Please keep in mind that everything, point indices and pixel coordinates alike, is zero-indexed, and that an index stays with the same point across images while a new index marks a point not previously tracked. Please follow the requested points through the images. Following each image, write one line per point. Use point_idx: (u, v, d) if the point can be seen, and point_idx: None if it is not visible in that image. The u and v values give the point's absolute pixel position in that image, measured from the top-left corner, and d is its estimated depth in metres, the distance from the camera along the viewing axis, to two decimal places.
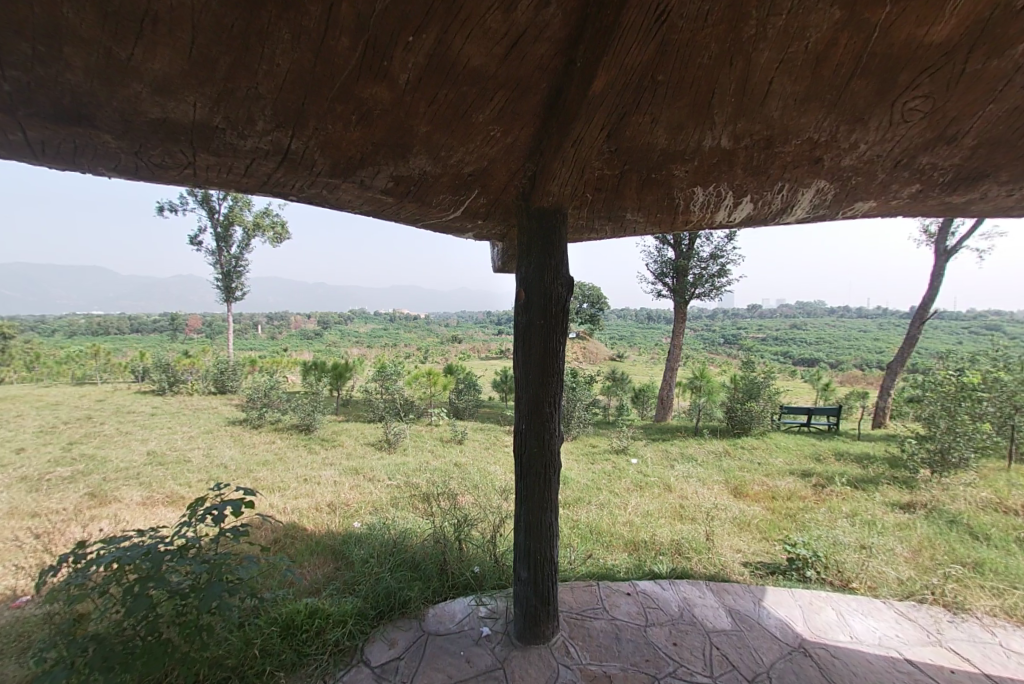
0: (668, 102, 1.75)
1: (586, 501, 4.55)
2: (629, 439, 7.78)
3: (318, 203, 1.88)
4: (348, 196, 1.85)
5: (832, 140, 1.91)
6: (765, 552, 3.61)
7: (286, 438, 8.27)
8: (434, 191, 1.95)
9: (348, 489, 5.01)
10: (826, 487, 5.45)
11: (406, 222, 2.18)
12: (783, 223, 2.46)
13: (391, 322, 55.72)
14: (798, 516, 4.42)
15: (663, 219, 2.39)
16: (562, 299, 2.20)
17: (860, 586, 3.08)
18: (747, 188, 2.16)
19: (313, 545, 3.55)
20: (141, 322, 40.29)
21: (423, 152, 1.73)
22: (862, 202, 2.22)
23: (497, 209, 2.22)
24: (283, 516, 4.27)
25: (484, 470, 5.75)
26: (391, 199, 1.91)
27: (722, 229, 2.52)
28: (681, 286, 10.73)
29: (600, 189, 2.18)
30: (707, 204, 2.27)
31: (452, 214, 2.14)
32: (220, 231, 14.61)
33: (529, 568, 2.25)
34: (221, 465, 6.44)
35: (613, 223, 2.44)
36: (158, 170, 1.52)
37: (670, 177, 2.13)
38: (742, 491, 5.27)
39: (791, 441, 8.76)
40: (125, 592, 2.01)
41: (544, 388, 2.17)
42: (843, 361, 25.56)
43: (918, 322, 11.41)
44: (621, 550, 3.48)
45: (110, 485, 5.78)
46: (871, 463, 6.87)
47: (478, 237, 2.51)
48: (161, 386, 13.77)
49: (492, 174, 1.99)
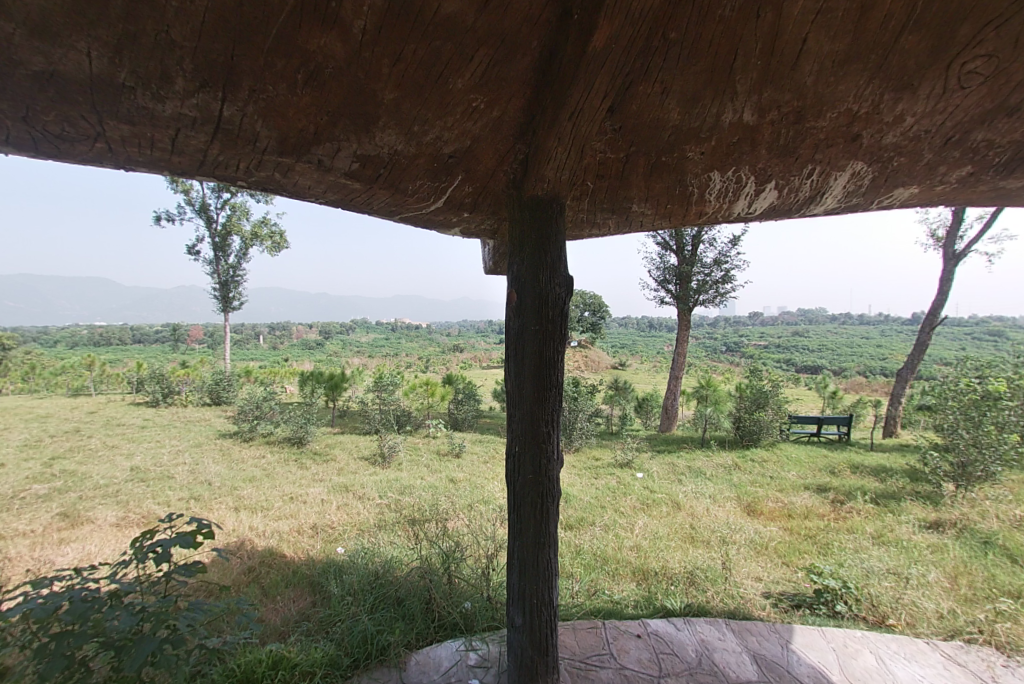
0: (682, 65, 1.47)
1: (589, 522, 4.22)
2: (635, 451, 7.43)
3: (271, 189, 1.60)
4: (306, 182, 1.56)
5: (873, 111, 1.63)
6: (787, 581, 3.29)
7: (277, 451, 7.97)
8: (411, 177, 1.66)
9: (335, 509, 4.69)
10: (845, 503, 5.12)
11: (380, 214, 1.88)
12: (809, 215, 2.18)
13: (393, 331, 55.39)
14: (819, 538, 4.08)
15: (675, 211, 2.11)
16: (560, 302, 1.91)
17: (899, 623, 2.74)
18: (772, 173, 1.87)
19: (289, 576, 3.23)
20: (142, 333, 39.94)
21: (391, 127, 1.44)
22: (902, 188, 1.94)
23: (485, 200, 1.92)
24: (261, 541, 3.95)
25: (481, 487, 5.42)
26: (358, 186, 1.63)
27: (740, 222, 2.23)
28: (685, 293, 10.45)
29: (602, 175, 1.89)
30: (725, 192, 1.98)
31: (433, 204, 1.85)
32: (218, 240, 14.40)
33: (524, 614, 1.94)
34: (205, 482, 6.11)
35: (618, 216, 2.15)
36: (64, 146, 1.26)
37: (683, 162, 1.85)
38: (756, 509, 4.93)
39: (803, 452, 8.41)
40: (43, 647, 1.72)
41: (540, 405, 1.86)
42: (847, 368, 25.26)
43: (928, 327, 11.10)
44: (629, 581, 3.15)
45: (85, 504, 5.46)
46: (889, 476, 6.52)
47: (465, 233, 2.23)
48: (155, 397, 13.48)
49: (478, 157, 1.69)
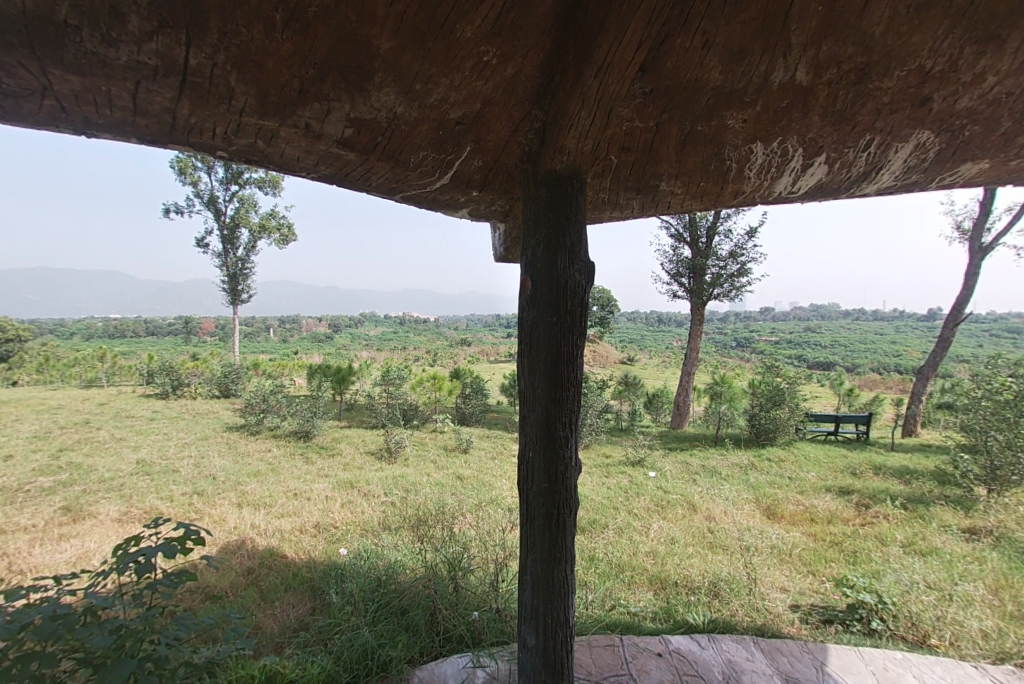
0: (729, 11, 1.25)
1: (603, 525, 4.03)
2: (647, 449, 7.21)
3: (256, 161, 1.41)
4: (293, 151, 1.37)
5: (948, 69, 1.41)
6: (815, 593, 3.08)
7: (282, 445, 7.86)
8: (413, 147, 1.46)
9: (338, 507, 4.54)
10: (870, 507, 4.87)
11: (380, 190, 1.68)
12: (857, 195, 1.96)
13: (402, 325, 55.37)
14: (846, 545, 3.85)
15: (708, 190, 1.89)
16: (580, 290, 1.69)
17: (942, 644, 2.52)
18: (823, 144, 1.66)
19: (289, 579, 3.07)
20: (155, 325, 40.25)
21: (388, 85, 1.24)
22: (970, 162, 1.73)
23: (497, 177, 1.72)
24: (262, 540, 3.80)
25: (489, 485, 5.25)
26: (353, 155, 1.43)
27: (780, 203, 2.01)
28: (699, 286, 10.16)
29: (628, 148, 1.68)
30: (767, 168, 1.77)
31: (438, 180, 1.65)
32: (226, 232, 14.33)
33: (537, 635, 1.74)
34: (209, 476, 6.00)
35: (643, 197, 1.95)
36: (6, 104, 1.08)
37: (721, 132, 1.63)
38: (776, 512, 4.71)
39: (821, 452, 8.13)
40: (11, 669, 1.55)
41: (557, 405, 1.66)
42: (861, 365, 24.81)
43: (952, 323, 10.72)
44: (646, 590, 2.97)
45: (87, 498, 5.36)
46: (915, 479, 6.24)
47: (473, 216, 2.03)
48: (165, 389, 13.48)
49: (489, 125, 1.48)
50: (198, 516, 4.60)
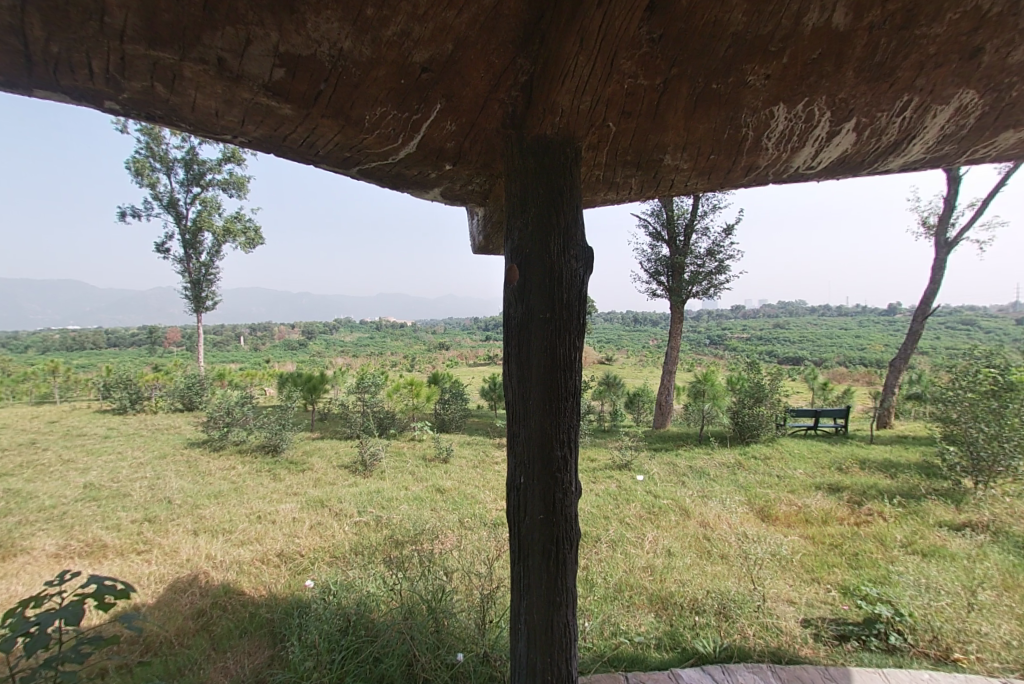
0: None
1: (594, 538, 3.75)
2: (633, 451, 6.97)
3: (162, 115, 1.15)
4: (207, 101, 1.10)
5: (1009, 12, 1.17)
6: (823, 603, 2.87)
7: (248, 461, 7.36)
8: (367, 101, 1.18)
9: (307, 530, 4.15)
10: (864, 505, 4.74)
11: (332, 163, 1.40)
12: (880, 171, 1.73)
13: (377, 330, 54.44)
14: (846, 548, 3.67)
15: (719, 164, 1.63)
16: (577, 281, 1.41)
17: (966, 658, 2.32)
18: (853, 108, 1.42)
19: (245, 623, 2.75)
20: (118, 335, 38.70)
21: (328, 6, 0.98)
22: (1009, 130, 1.51)
23: (475, 147, 1.44)
24: (218, 575, 3.41)
25: (471, 499, 4.92)
26: (288, 108, 1.15)
27: (794, 181, 1.78)
28: (678, 284, 10.03)
29: (630, 112, 1.41)
30: (787, 137, 1.52)
31: (402, 149, 1.37)
32: (188, 237, 13.63)
33: None
34: (164, 500, 5.49)
35: (643, 173, 1.68)
36: None
37: (739, 91, 1.37)
38: (770, 513, 4.54)
39: (804, 447, 8.04)
40: None
41: (553, 419, 1.36)
42: (829, 359, 25.38)
43: (923, 315, 10.85)
44: (647, 612, 2.72)
45: (22, 531, 4.81)
46: (900, 472, 6.17)
47: (448, 199, 1.76)
48: (122, 404, 12.68)
49: (464, 79, 1.21)
50: (147, 548, 4.15)
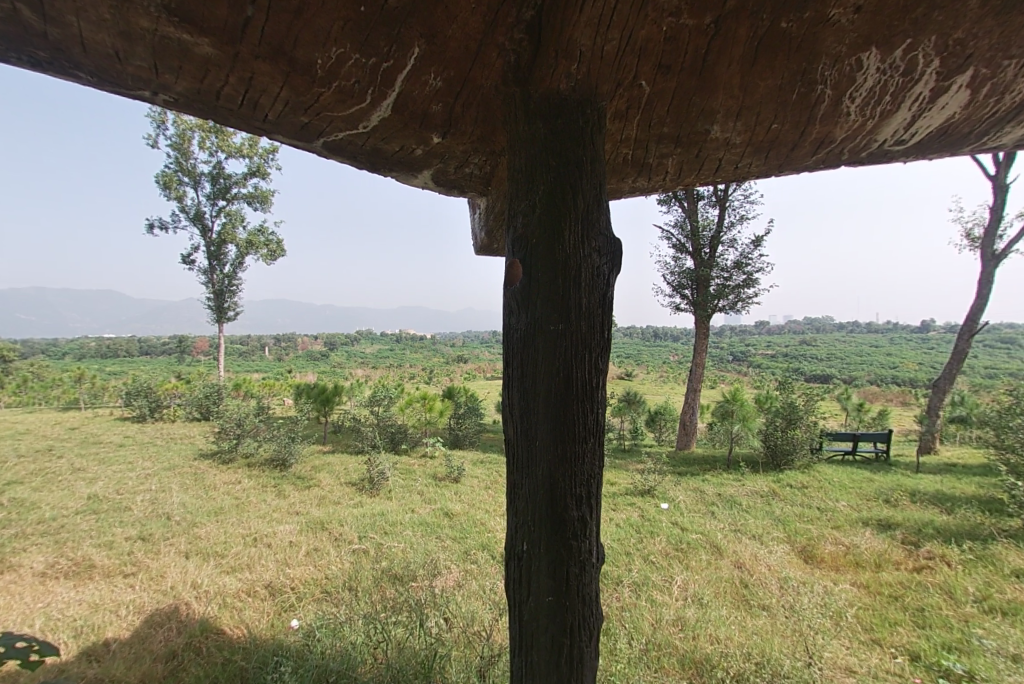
0: None
1: (615, 581, 3.34)
2: (657, 475, 6.50)
3: (48, 59, 0.91)
4: (97, 34, 0.86)
5: None
6: (892, 675, 2.41)
7: (255, 475, 7.13)
8: (314, 35, 0.91)
9: (302, 558, 3.85)
10: (922, 546, 4.20)
11: (286, 132, 1.14)
12: (989, 145, 1.35)
13: (399, 342, 54.99)
14: (909, 602, 3.17)
15: (781, 137, 1.29)
16: (600, 281, 1.08)
17: None
18: (973, 51, 1.06)
19: (217, 671, 2.43)
20: (150, 342, 39.98)
21: None
22: None
23: (469, 112, 1.14)
24: (200, 606, 3.13)
25: (481, 526, 4.55)
26: (207, 44, 0.90)
27: (875, 162, 1.42)
28: (703, 298, 9.56)
29: (670, 66, 1.09)
30: (876, 96, 1.17)
31: (372, 112, 1.10)
32: (212, 248, 13.77)
33: None
34: (162, 516, 5.25)
35: (684, 149, 1.35)
36: None
37: (817, 33, 1.03)
38: (813, 554, 4.05)
39: (843, 475, 7.45)
40: None
41: (566, 468, 1.02)
42: (860, 377, 24.30)
43: (970, 333, 10.14)
44: (678, 680, 2.32)
45: (13, 545, 4.61)
46: (956, 507, 5.57)
47: (440, 186, 1.47)
48: (141, 412, 12.71)
49: (443, 8, 0.92)
50: (135, 571, 3.89)
